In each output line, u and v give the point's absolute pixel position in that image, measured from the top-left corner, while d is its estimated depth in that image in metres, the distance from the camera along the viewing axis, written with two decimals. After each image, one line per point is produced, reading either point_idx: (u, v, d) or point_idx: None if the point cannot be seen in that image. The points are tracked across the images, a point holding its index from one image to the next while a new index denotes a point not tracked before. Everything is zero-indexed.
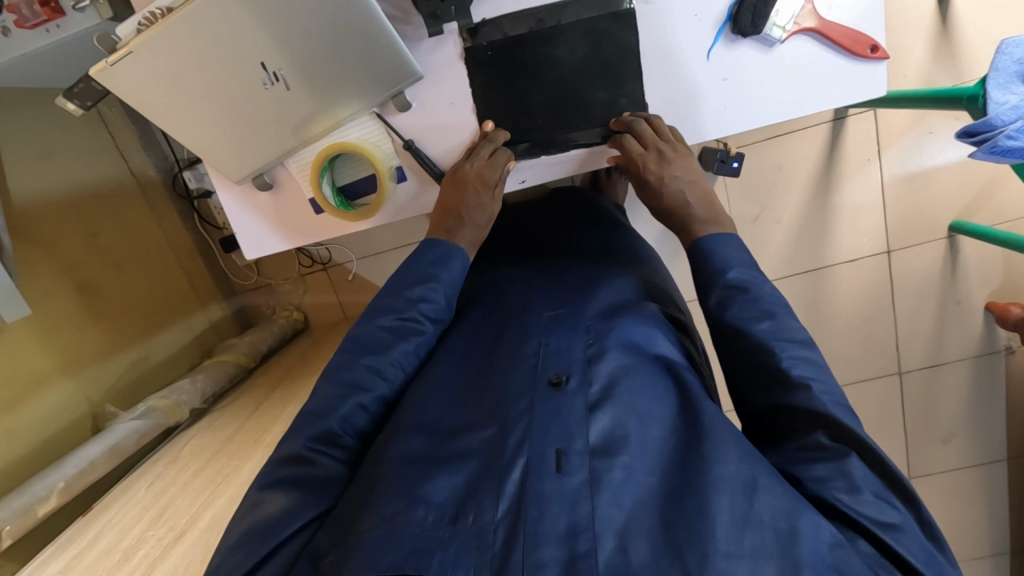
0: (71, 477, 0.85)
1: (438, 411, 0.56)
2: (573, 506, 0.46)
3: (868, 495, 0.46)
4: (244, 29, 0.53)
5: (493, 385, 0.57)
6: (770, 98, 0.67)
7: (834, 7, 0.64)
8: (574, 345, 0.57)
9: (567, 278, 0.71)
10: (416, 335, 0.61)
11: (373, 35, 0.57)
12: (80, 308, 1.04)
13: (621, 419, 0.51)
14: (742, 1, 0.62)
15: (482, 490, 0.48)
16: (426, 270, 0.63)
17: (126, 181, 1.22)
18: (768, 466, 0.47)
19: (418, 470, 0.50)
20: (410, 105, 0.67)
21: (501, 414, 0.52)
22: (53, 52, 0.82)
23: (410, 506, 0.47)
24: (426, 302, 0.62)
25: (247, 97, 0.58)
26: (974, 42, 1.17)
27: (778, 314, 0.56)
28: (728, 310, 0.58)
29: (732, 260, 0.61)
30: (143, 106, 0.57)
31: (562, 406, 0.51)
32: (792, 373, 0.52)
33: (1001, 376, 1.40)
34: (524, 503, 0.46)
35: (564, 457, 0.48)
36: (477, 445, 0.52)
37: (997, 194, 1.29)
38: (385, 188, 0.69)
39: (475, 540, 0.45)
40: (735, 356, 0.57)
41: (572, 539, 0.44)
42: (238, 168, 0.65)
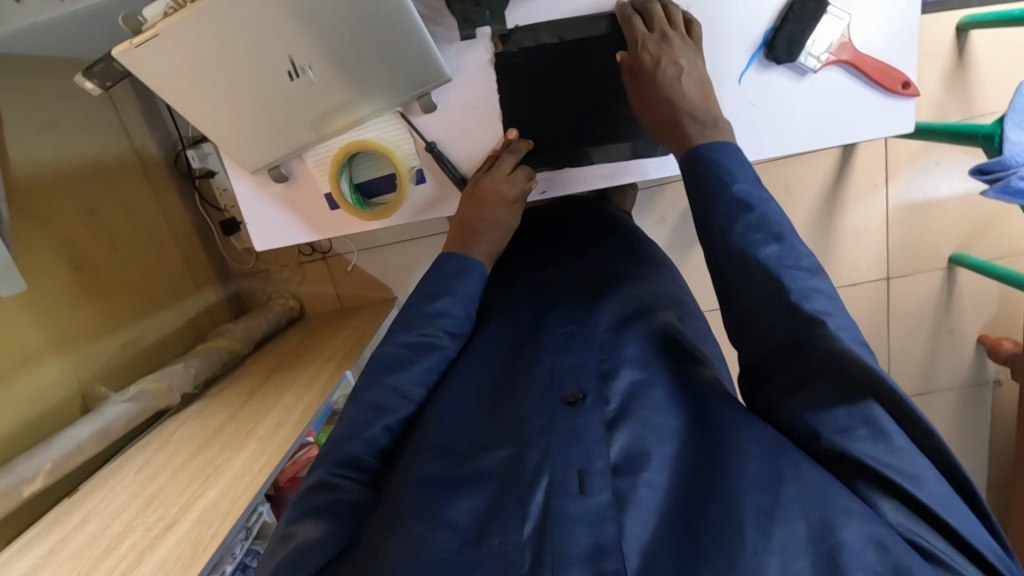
0: (58, 458, 0.83)
1: (452, 428, 0.55)
2: (598, 525, 0.45)
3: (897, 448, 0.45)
4: (275, 22, 0.51)
5: (509, 403, 0.56)
6: (796, 126, 0.66)
7: (869, 40, 0.64)
8: (588, 362, 0.57)
9: (583, 289, 0.71)
10: (437, 351, 0.60)
11: (403, 34, 0.56)
12: (73, 284, 1.01)
13: (640, 435, 0.50)
14: (779, 28, 0.62)
15: (507, 512, 0.47)
16: (442, 284, 0.63)
17: (127, 156, 1.19)
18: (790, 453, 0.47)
19: (443, 492, 0.49)
20: (435, 106, 0.66)
21: (520, 434, 0.52)
22: (65, 23, 0.80)
23: (432, 530, 0.46)
24: (446, 317, 0.62)
25: (271, 87, 0.57)
26: (987, 78, 1.18)
27: (787, 237, 0.52)
28: (737, 237, 0.52)
29: (737, 174, 0.56)
30: (164, 89, 0.55)
31: (581, 424, 0.51)
32: (804, 308, 0.48)
33: (986, 406, 1.43)
34: (549, 525, 0.45)
35: (586, 477, 0.47)
36: (494, 465, 0.51)
37: (998, 229, 1.30)
38: (404, 189, 0.68)
39: (502, 563, 0.44)
40: (736, 302, 0.53)
41: (597, 559, 0.43)
42: (253, 158, 0.64)
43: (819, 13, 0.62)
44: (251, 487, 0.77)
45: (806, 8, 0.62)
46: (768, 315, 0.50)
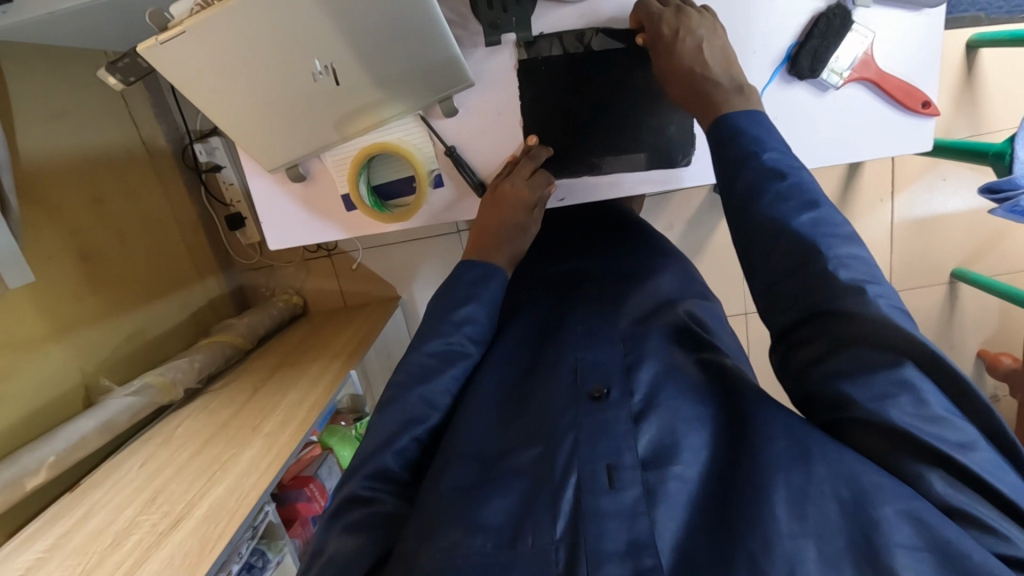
0: (62, 451, 0.83)
1: (478, 433, 0.56)
2: (632, 520, 0.45)
3: (936, 410, 0.44)
4: (302, 24, 0.51)
5: (532, 403, 0.57)
6: (816, 141, 0.66)
7: (891, 58, 0.64)
8: (611, 357, 0.58)
9: (604, 287, 0.71)
10: (461, 359, 0.61)
11: (429, 36, 0.56)
12: (79, 275, 1.01)
13: (668, 427, 0.51)
14: (804, 43, 0.62)
15: (539, 510, 0.47)
16: (466, 291, 0.64)
17: (135, 147, 1.19)
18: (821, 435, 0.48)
19: (472, 494, 0.49)
20: (457, 110, 0.66)
21: (547, 431, 0.52)
22: (79, 15, 0.80)
23: (468, 533, 0.46)
24: (470, 324, 0.63)
25: (296, 87, 0.57)
26: (995, 96, 1.19)
27: (821, 204, 0.52)
28: (770, 201, 0.53)
29: (766, 141, 0.56)
30: (188, 87, 0.55)
31: (608, 418, 0.52)
32: (840, 275, 0.48)
33: None
34: (582, 522, 0.46)
35: (615, 472, 0.48)
36: (524, 463, 0.51)
37: (1001, 246, 1.31)
38: (423, 192, 0.68)
39: (537, 563, 0.45)
40: (767, 265, 0.52)
41: (634, 554, 0.44)
42: (275, 158, 0.64)
43: (843, 29, 0.63)
44: (258, 486, 0.77)
45: (832, 24, 0.62)
46: (802, 278, 0.50)
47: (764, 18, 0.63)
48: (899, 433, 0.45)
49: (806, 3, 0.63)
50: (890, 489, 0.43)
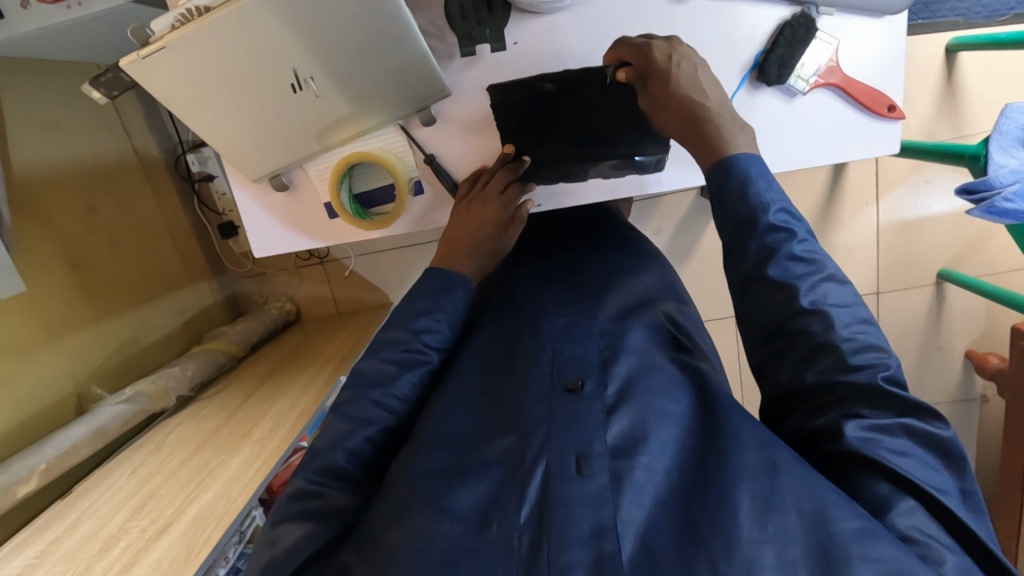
0: (53, 458, 0.84)
1: (455, 427, 0.57)
2: (599, 506, 0.47)
3: (915, 457, 0.48)
4: (279, 40, 0.53)
5: (509, 396, 0.59)
6: (786, 147, 0.68)
7: (856, 65, 0.66)
8: (588, 351, 0.61)
9: (581, 284, 0.73)
10: (420, 365, 0.63)
11: (406, 48, 0.58)
12: (72, 285, 1.02)
13: (639, 419, 0.53)
14: (771, 51, 0.64)
15: (506, 496, 0.50)
16: (431, 300, 0.65)
17: (128, 159, 1.20)
18: (788, 451, 0.50)
19: (444, 480, 0.52)
20: (435, 120, 0.68)
21: (521, 421, 0.55)
22: (70, 30, 0.81)
23: (435, 518, 0.49)
24: (429, 333, 0.64)
25: (276, 99, 0.58)
26: (976, 99, 1.21)
27: (830, 268, 0.54)
28: (773, 246, 0.54)
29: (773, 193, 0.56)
30: (170, 101, 0.56)
31: (580, 409, 0.54)
32: (849, 353, 0.51)
33: (974, 421, 1.45)
34: (548, 507, 0.48)
35: (584, 461, 0.50)
36: (498, 454, 0.54)
37: (987, 247, 1.32)
38: (403, 200, 0.69)
39: (502, 547, 0.47)
40: (767, 313, 0.54)
41: (598, 540, 0.45)
42: (257, 167, 0.66)
43: (810, 36, 0.64)
44: (246, 490, 0.78)
45: (797, 32, 0.63)
46: (800, 330, 0.52)
47: (731, 28, 0.65)
48: (883, 474, 0.47)
49: (773, 12, 0.64)
50: (845, 504, 0.44)
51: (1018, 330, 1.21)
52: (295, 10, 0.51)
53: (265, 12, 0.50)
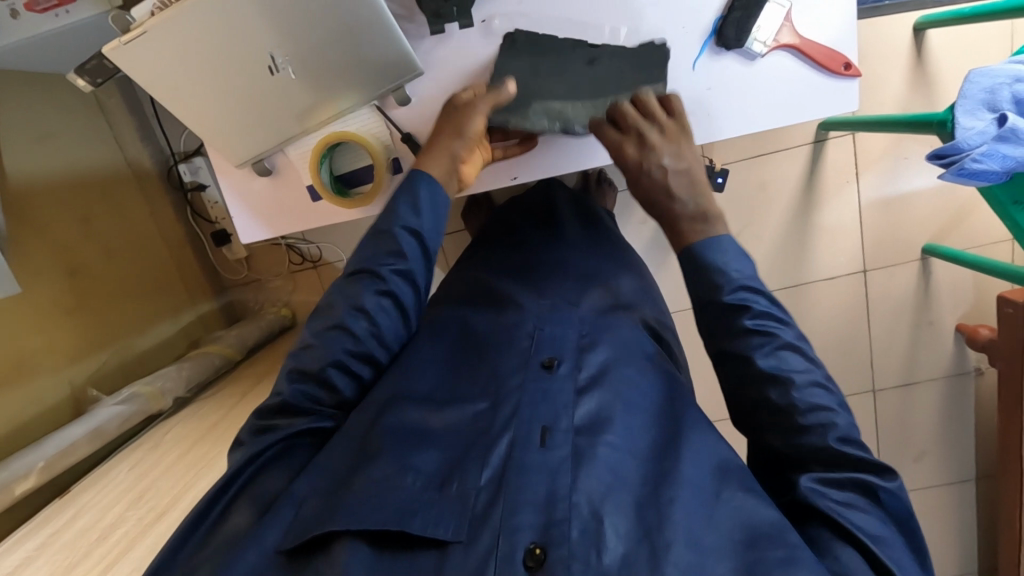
0: (51, 457, 0.85)
1: (429, 381, 0.65)
2: (554, 475, 0.52)
3: (866, 509, 0.51)
4: (251, 20, 0.56)
5: (487, 365, 0.65)
6: (749, 108, 0.71)
7: (812, 25, 0.69)
8: (568, 335, 0.66)
9: (562, 277, 0.79)
10: (373, 285, 0.64)
11: (378, 32, 0.60)
12: (68, 291, 1.04)
13: (607, 402, 0.58)
14: (726, 16, 0.68)
15: (470, 461, 0.55)
16: (382, 226, 0.66)
17: (122, 169, 1.23)
18: (742, 480, 0.55)
19: (412, 443, 0.57)
20: (409, 99, 0.71)
21: (495, 388, 0.61)
22: (60, 39, 0.85)
23: (400, 473, 0.54)
24: (377, 254, 0.65)
25: (253, 82, 0.61)
26: (947, 73, 1.23)
27: (804, 353, 0.57)
28: (752, 330, 0.56)
29: (750, 280, 0.59)
30: (153, 87, 0.60)
31: (552, 388, 0.59)
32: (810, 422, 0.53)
33: (970, 395, 1.46)
34: (507, 473, 0.53)
35: (549, 433, 0.55)
36: (466, 416, 0.60)
37: (968, 219, 1.34)
38: (382, 178, 0.71)
39: (458, 502, 0.52)
40: (745, 380, 0.57)
41: (550, 507, 0.50)
42: (239, 151, 0.68)
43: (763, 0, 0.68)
44: None
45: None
46: (771, 400, 0.55)
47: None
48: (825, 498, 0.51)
49: None
50: (780, 533, 0.50)
51: (1004, 298, 1.23)
52: None
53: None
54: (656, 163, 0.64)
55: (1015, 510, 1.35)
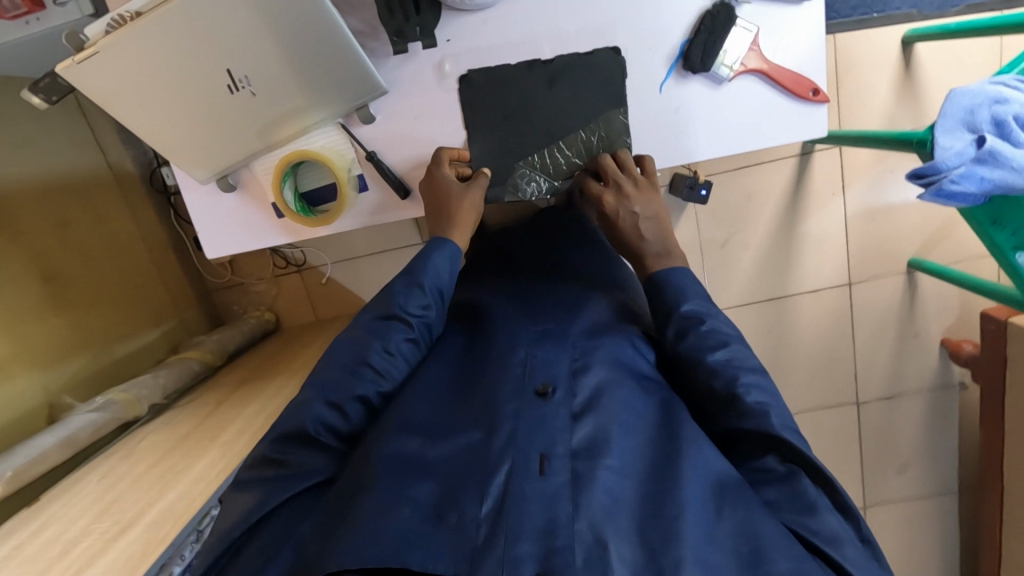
0: (20, 466, 0.85)
1: (425, 409, 0.66)
2: (553, 502, 0.55)
3: (821, 513, 0.57)
4: (209, 38, 0.55)
5: (481, 393, 0.66)
6: (715, 133, 0.74)
7: (779, 52, 0.71)
8: (561, 359, 0.67)
9: (556, 296, 0.81)
10: (398, 331, 0.69)
11: (341, 50, 0.60)
12: (46, 297, 1.04)
13: (603, 425, 0.60)
14: (693, 39, 0.69)
15: (467, 491, 0.57)
16: (415, 272, 0.72)
17: (103, 173, 1.22)
18: (741, 492, 0.58)
19: (410, 472, 0.59)
20: (374, 117, 0.71)
21: (491, 416, 0.62)
22: (31, 45, 0.83)
23: (397, 504, 0.55)
24: (406, 300, 0.70)
25: (213, 101, 0.61)
26: (935, 87, 1.22)
27: (761, 373, 0.64)
28: (712, 356, 0.64)
29: (688, 292, 0.70)
30: (108, 104, 0.58)
31: (548, 414, 0.61)
32: (783, 435, 0.58)
33: (954, 409, 1.46)
34: (507, 502, 0.55)
35: (547, 461, 0.57)
36: (460, 446, 0.61)
37: (954, 234, 1.34)
38: (345, 196, 0.72)
39: (456, 535, 0.54)
40: (710, 396, 0.64)
41: (549, 535, 0.53)
42: (204, 169, 0.67)
43: (729, 25, 0.69)
44: (206, 491, 0.79)
45: (717, 20, 0.69)
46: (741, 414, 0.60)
47: (653, 18, 0.70)
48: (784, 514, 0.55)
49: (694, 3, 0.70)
50: (782, 547, 0.53)
51: (987, 315, 1.23)
52: (223, 13, 0.54)
53: (193, 15, 0.53)
54: (630, 211, 0.76)
55: (995, 526, 1.34)
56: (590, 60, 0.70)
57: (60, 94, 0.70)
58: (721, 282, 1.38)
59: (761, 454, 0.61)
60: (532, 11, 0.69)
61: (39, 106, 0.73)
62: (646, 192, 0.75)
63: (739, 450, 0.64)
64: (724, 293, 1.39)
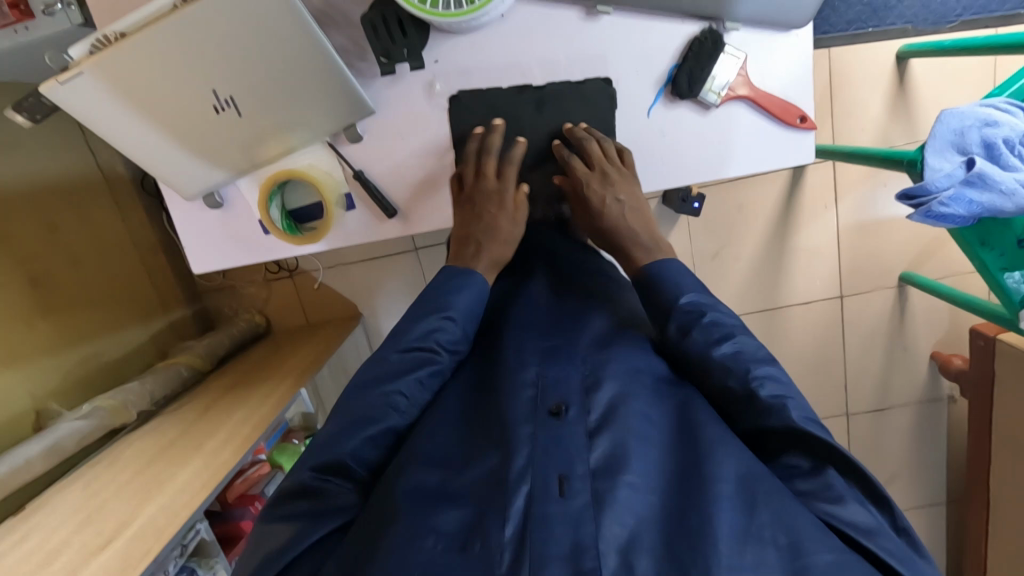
0: (4, 475, 0.85)
1: (446, 440, 0.62)
2: (578, 524, 0.53)
3: (846, 502, 0.55)
4: (195, 62, 0.56)
5: (495, 417, 0.63)
6: (701, 158, 0.74)
7: (766, 78, 0.72)
8: (572, 375, 0.65)
9: (562, 305, 0.79)
10: (431, 364, 0.67)
11: (329, 73, 0.61)
12: (33, 301, 1.03)
13: (620, 440, 0.57)
14: (681, 65, 0.69)
15: (490, 516, 0.55)
16: (442, 300, 0.71)
17: (92, 174, 1.21)
18: (772, 483, 0.55)
19: (431, 501, 0.57)
20: (361, 136, 0.72)
21: (506, 439, 0.59)
22: (20, 52, 0.82)
23: (422, 534, 0.53)
24: (441, 332, 0.68)
25: (198, 120, 0.61)
26: (927, 102, 1.22)
27: (775, 365, 0.62)
28: (720, 351, 0.63)
29: (684, 285, 0.70)
30: (90, 121, 0.59)
31: (564, 433, 0.59)
32: (803, 426, 0.56)
33: (942, 422, 1.46)
34: (530, 527, 0.53)
35: (565, 482, 0.55)
36: (480, 474, 0.59)
37: (946, 248, 1.34)
38: (332, 215, 0.74)
39: (484, 565, 0.51)
40: (724, 395, 0.62)
41: (576, 557, 0.51)
42: (191, 188, 0.68)
43: (717, 51, 0.69)
44: (190, 503, 0.79)
45: (704, 46, 0.69)
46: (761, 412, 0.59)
47: (640, 44, 0.71)
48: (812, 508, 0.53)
49: (682, 29, 0.70)
50: (819, 538, 0.51)
51: (976, 331, 1.24)
52: (211, 35, 0.55)
53: (178, 39, 0.54)
54: (616, 199, 0.74)
55: (981, 540, 1.35)
56: (581, 90, 0.72)
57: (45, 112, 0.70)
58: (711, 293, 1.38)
59: (784, 451, 0.60)
60: (523, 32, 0.70)
61: (23, 126, 0.72)
62: (630, 181, 0.74)
63: (767, 444, 0.62)
64: None
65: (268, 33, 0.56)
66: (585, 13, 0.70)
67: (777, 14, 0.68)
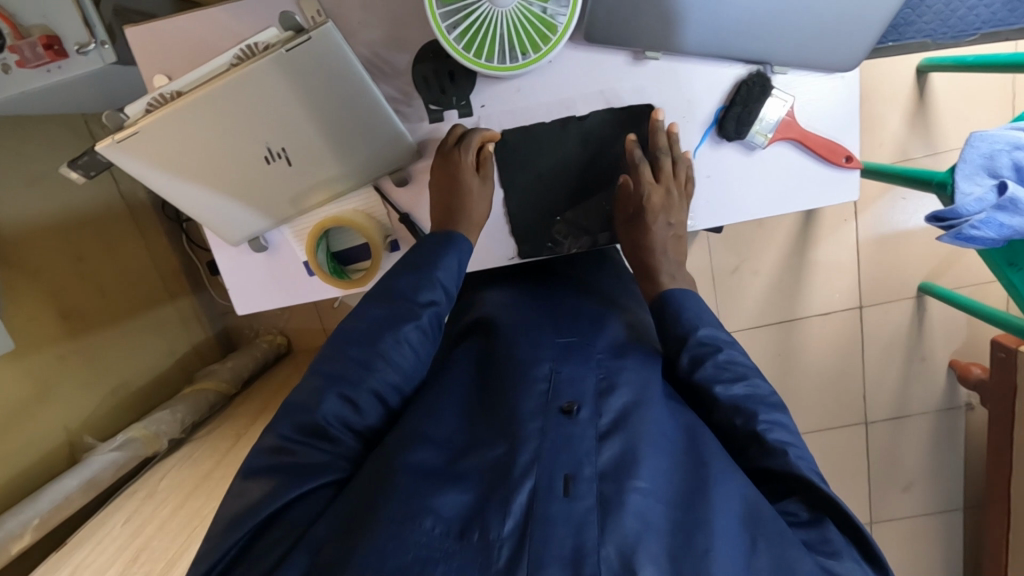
0: (46, 512, 0.87)
1: (449, 427, 0.61)
2: (580, 528, 0.49)
3: (853, 563, 0.55)
4: (243, 120, 0.64)
5: (503, 409, 0.61)
6: (747, 196, 0.79)
7: (811, 121, 0.76)
8: (587, 376, 0.62)
9: (564, 313, 0.78)
10: (407, 320, 0.64)
11: (373, 115, 0.67)
12: (63, 334, 1.04)
13: (630, 446, 0.55)
14: (728, 110, 0.74)
15: (489, 509, 0.51)
16: (427, 262, 0.69)
17: (115, 203, 1.20)
18: (773, 520, 0.54)
19: (430, 483, 0.54)
20: (407, 179, 0.79)
21: (514, 432, 0.56)
22: (52, 90, 0.80)
23: (418, 515, 0.51)
24: (419, 292, 0.67)
25: (251, 168, 0.68)
26: (948, 116, 1.23)
27: (786, 416, 0.61)
28: (732, 395, 0.62)
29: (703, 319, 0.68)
30: (148, 178, 0.67)
31: (574, 433, 0.56)
32: (812, 477, 0.55)
33: (961, 429, 1.46)
34: (531, 525, 0.50)
35: (572, 482, 0.52)
36: (486, 463, 0.56)
37: (963, 259, 1.35)
38: (379, 256, 0.79)
39: (480, 556, 0.49)
40: (731, 434, 0.62)
41: (577, 561, 0.48)
42: (237, 234, 0.76)
43: (764, 95, 0.74)
44: None
45: (752, 91, 0.73)
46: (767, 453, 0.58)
47: (687, 88, 0.75)
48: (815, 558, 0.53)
49: (731, 71, 0.74)
50: None
51: (997, 342, 1.25)
52: (259, 95, 0.63)
53: (229, 96, 0.62)
54: (667, 222, 0.76)
55: (1000, 543, 1.36)
56: (625, 115, 0.76)
57: (97, 168, 0.73)
58: (731, 308, 1.39)
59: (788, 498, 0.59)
60: (573, 76, 0.75)
61: (78, 180, 0.76)
62: (683, 206, 0.77)
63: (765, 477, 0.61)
64: (736, 318, 1.40)
65: (310, 89, 0.63)
66: (633, 57, 0.74)
67: (822, 56, 0.72)
